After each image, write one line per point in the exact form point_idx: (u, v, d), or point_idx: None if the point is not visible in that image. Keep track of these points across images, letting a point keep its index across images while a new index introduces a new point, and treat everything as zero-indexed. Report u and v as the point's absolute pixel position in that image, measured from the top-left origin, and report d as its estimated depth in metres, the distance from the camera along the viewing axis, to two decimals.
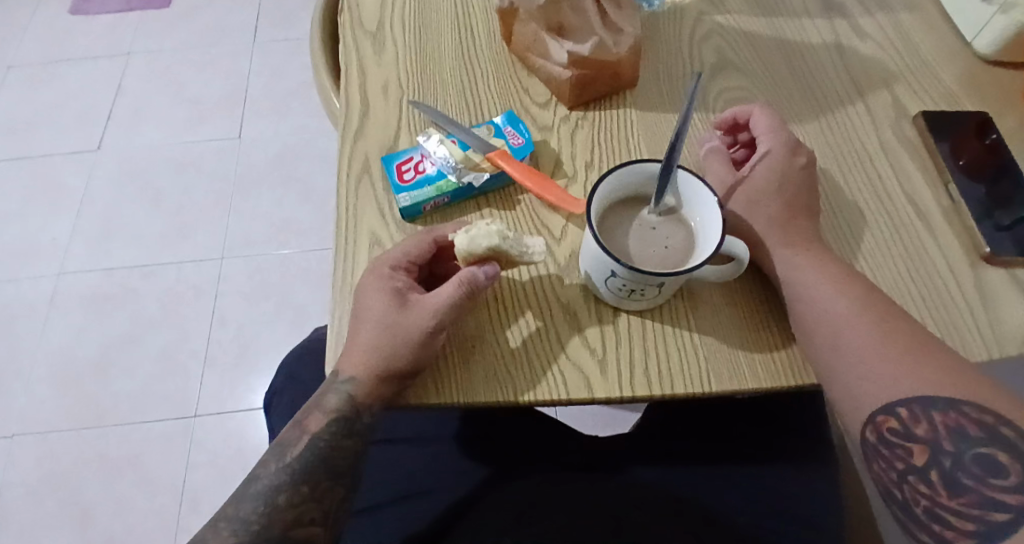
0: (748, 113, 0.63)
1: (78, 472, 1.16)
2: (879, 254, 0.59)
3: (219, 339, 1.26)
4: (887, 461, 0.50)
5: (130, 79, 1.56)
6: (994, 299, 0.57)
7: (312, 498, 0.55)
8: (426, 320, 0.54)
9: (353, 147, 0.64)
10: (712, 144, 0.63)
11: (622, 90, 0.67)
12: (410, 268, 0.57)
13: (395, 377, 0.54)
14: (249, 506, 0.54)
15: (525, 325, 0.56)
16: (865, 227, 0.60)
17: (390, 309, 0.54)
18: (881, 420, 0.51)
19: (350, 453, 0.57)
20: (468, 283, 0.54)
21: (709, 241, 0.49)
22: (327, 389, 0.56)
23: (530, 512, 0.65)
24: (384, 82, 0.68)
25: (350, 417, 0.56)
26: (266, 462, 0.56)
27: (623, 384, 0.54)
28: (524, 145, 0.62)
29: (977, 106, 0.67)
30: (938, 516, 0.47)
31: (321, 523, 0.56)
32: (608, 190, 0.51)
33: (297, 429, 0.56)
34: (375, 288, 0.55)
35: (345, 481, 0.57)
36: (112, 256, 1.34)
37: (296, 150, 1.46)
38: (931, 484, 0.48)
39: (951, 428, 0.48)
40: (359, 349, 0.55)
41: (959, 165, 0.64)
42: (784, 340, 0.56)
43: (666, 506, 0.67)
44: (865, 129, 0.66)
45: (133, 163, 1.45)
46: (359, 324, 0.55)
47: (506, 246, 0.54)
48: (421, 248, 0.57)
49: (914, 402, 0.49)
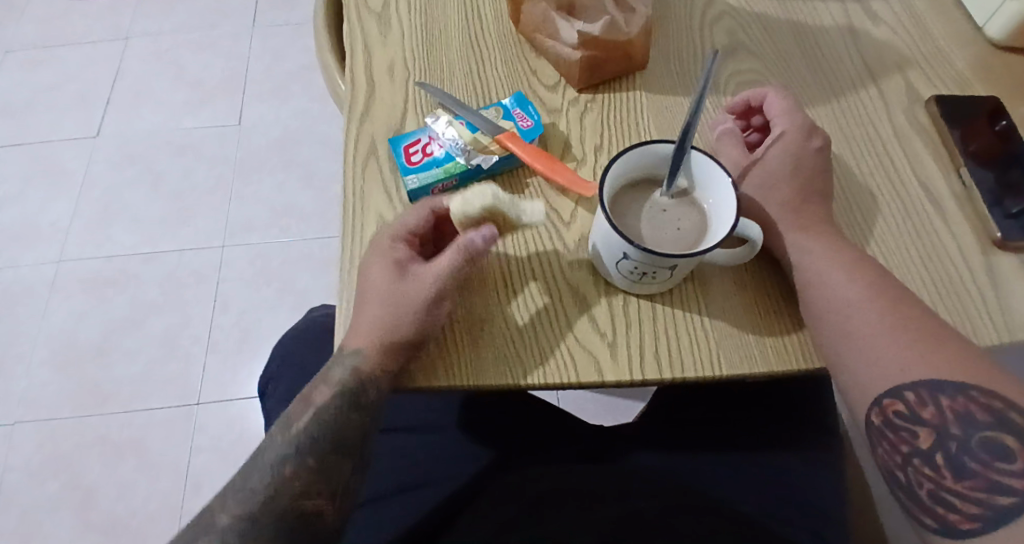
0: (761, 96, 0.63)
1: (80, 457, 1.16)
2: (891, 239, 0.59)
3: (221, 324, 1.26)
4: (892, 443, 0.50)
5: (129, 63, 1.55)
6: (1005, 286, 0.56)
7: (318, 471, 0.55)
8: (428, 291, 0.54)
9: (360, 129, 0.63)
10: (723, 128, 0.63)
11: (632, 72, 0.67)
12: (411, 240, 0.57)
13: (400, 347, 0.54)
14: (257, 477, 0.54)
15: (534, 302, 0.56)
16: (877, 212, 0.60)
17: (393, 282, 0.55)
18: (887, 403, 0.50)
19: (356, 427, 0.56)
20: (467, 249, 0.54)
21: (723, 223, 0.49)
22: (333, 364, 0.56)
23: (540, 500, 0.63)
24: (390, 63, 0.67)
25: (359, 389, 0.55)
26: (273, 435, 0.56)
27: (634, 368, 0.53)
28: (533, 127, 0.62)
29: (990, 92, 0.66)
30: (943, 500, 0.47)
31: (329, 497, 0.55)
32: (620, 172, 0.51)
33: (303, 403, 0.56)
34: (376, 262, 0.55)
35: (354, 456, 0.56)
36: (112, 241, 1.34)
37: (297, 134, 1.45)
38: (936, 467, 0.48)
39: (958, 412, 0.48)
40: (364, 324, 0.55)
41: (971, 151, 0.63)
42: (794, 325, 0.55)
43: (676, 491, 0.66)
44: (877, 113, 0.65)
45: (133, 147, 1.44)
46: (364, 300, 0.55)
47: (502, 205, 0.53)
48: (421, 219, 0.57)
49: (921, 387, 0.49)
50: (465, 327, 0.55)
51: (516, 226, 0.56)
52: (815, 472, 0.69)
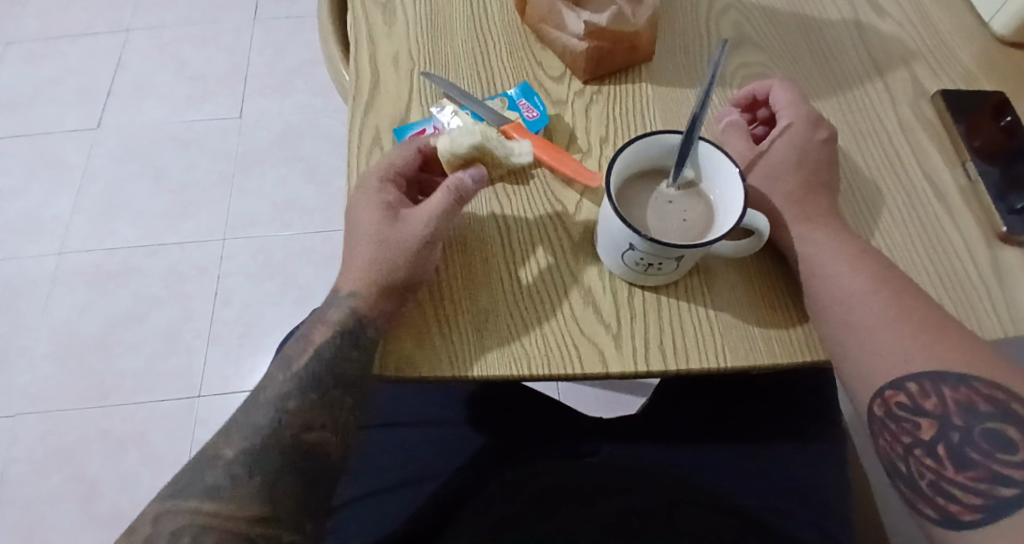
0: (767, 89, 0.63)
1: (82, 449, 1.16)
2: (896, 232, 0.59)
3: (222, 317, 1.26)
4: (893, 434, 0.50)
5: (130, 55, 1.54)
6: (1010, 280, 0.56)
7: (322, 405, 0.55)
8: (418, 230, 0.56)
9: (365, 119, 0.63)
10: (729, 119, 0.63)
11: (638, 64, 0.66)
12: (398, 181, 0.59)
13: (395, 290, 0.55)
14: (260, 413, 0.54)
15: (535, 262, 0.57)
16: (883, 205, 0.60)
17: (383, 223, 0.56)
18: (889, 394, 0.50)
19: (359, 365, 0.54)
20: (456, 189, 0.56)
21: (731, 214, 0.49)
22: (330, 304, 0.57)
23: (541, 504, 0.65)
24: (395, 54, 0.67)
25: (359, 330, 0.54)
26: (273, 374, 0.56)
27: (639, 358, 0.54)
28: (539, 118, 0.62)
29: (995, 86, 0.66)
30: (943, 491, 0.48)
31: (332, 430, 0.55)
32: (627, 163, 0.51)
33: (303, 342, 0.56)
34: (365, 203, 0.57)
35: (356, 392, 0.55)
36: (114, 233, 1.34)
37: (298, 128, 1.44)
38: (938, 458, 0.48)
39: (961, 403, 0.48)
40: (357, 265, 0.57)
41: (977, 144, 0.63)
42: (799, 317, 0.55)
43: (679, 495, 0.67)
44: (883, 106, 0.65)
45: (135, 140, 1.44)
46: (356, 243, 0.57)
47: (491, 143, 0.58)
48: (408, 159, 0.59)
49: (924, 377, 0.50)
50: (470, 314, 0.55)
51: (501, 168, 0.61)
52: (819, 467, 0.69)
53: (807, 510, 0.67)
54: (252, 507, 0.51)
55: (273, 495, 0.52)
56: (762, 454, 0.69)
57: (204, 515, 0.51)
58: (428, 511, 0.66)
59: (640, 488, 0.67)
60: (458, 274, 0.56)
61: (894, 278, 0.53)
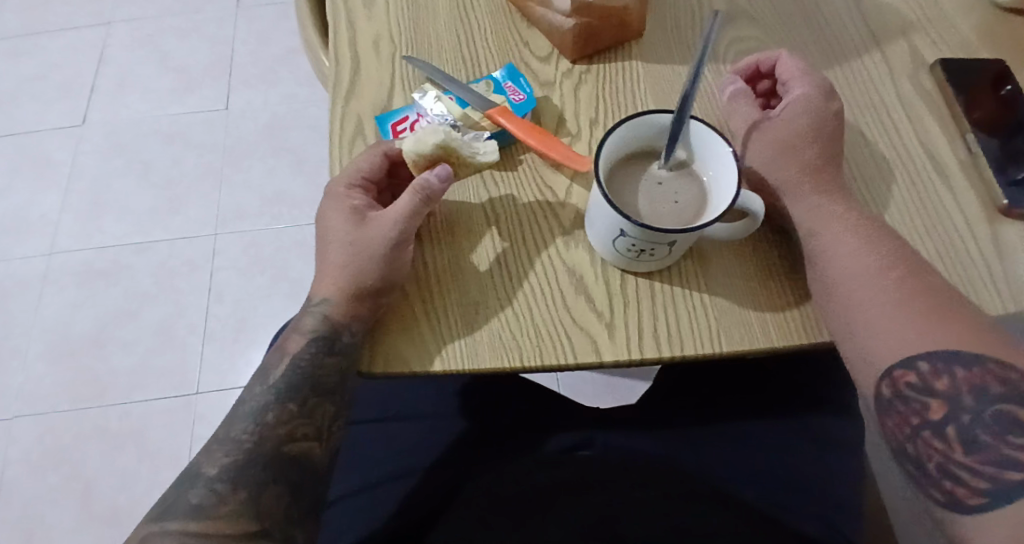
0: (772, 58, 0.61)
1: (79, 449, 1.15)
2: (900, 206, 0.57)
3: (215, 314, 1.24)
4: (901, 415, 0.48)
5: (113, 49, 1.51)
6: (1012, 256, 0.55)
7: (301, 414, 0.53)
8: (385, 230, 0.53)
9: (345, 107, 0.61)
10: (735, 88, 0.61)
11: (627, 42, 0.64)
12: (366, 185, 0.57)
13: (366, 294, 0.52)
14: (239, 427, 0.52)
15: (521, 256, 0.55)
16: (887, 179, 0.58)
17: (351, 227, 0.54)
18: (898, 373, 0.48)
19: (334, 371, 0.53)
20: (422, 190, 0.53)
21: (724, 195, 0.47)
22: (303, 313, 0.55)
23: (532, 496, 0.62)
24: (376, 37, 0.64)
25: (332, 335, 0.53)
26: (251, 386, 0.54)
27: (633, 346, 0.52)
28: (525, 101, 0.60)
29: (996, 56, 0.64)
30: (950, 473, 0.45)
31: (315, 438, 0.53)
32: (615, 145, 0.49)
33: (277, 352, 0.55)
34: (334, 209, 0.55)
35: (336, 398, 0.54)
36: (103, 230, 1.32)
37: (286, 119, 1.42)
38: (947, 439, 0.45)
39: (973, 385, 0.46)
40: (331, 271, 0.54)
41: (976, 117, 0.61)
42: (796, 300, 0.54)
43: (683, 489, 0.63)
44: (881, 79, 0.63)
45: (120, 135, 1.41)
46: (327, 249, 0.55)
47: (455, 142, 0.55)
48: (374, 163, 0.56)
49: (934, 356, 0.47)
50: (458, 307, 0.53)
51: (467, 171, 0.58)
52: (821, 453, 0.68)
53: (810, 498, 0.65)
54: (237, 523, 0.48)
55: (260, 509, 0.49)
56: (758, 432, 0.69)
57: (188, 537, 0.47)
58: (424, 502, 0.65)
59: (638, 483, 0.63)
60: (442, 267, 0.55)
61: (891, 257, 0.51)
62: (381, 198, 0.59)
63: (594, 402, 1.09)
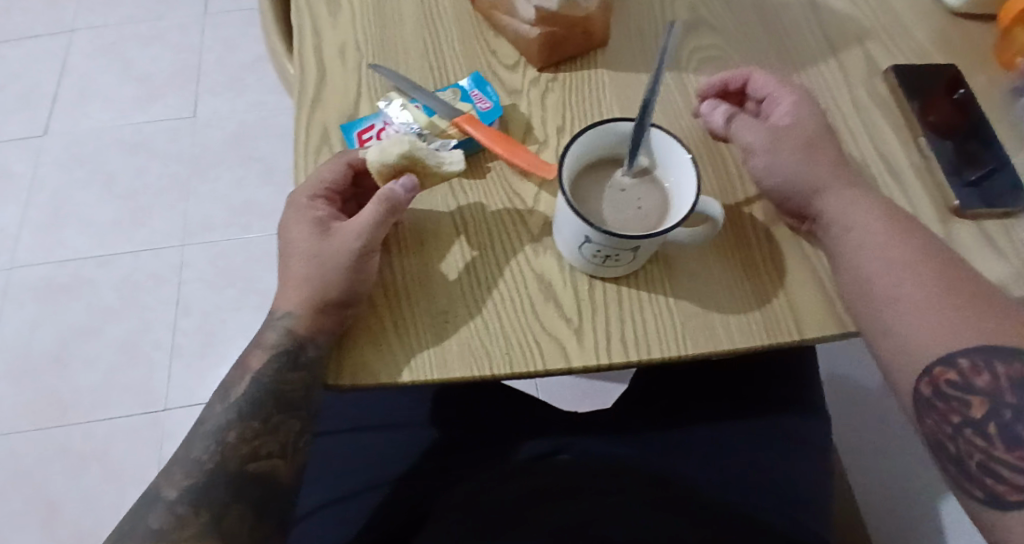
0: (734, 76, 0.61)
1: (43, 469, 1.12)
2: (909, 194, 0.59)
3: (183, 327, 1.22)
4: (942, 413, 0.48)
5: (75, 58, 1.48)
6: (965, 256, 0.57)
7: (265, 431, 0.52)
8: (349, 241, 0.53)
9: (311, 115, 0.61)
10: (722, 112, 0.59)
11: (593, 50, 0.65)
12: (331, 196, 0.56)
13: (331, 306, 0.52)
14: (200, 447, 0.51)
15: (489, 264, 0.56)
16: (887, 171, 0.60)
17: (315, 240, 0.54)
18: (937, 372, 0.48)
19: (299, 385, 0.52)
20: (387, 200, 0.53)
21: (685, 201, 0.48)
22: (266, 327, 0.54)
23: (518, 501, 0.63)
24: (341, 45, 0.64)
25: (295, 349, 0.52)
26: (212, 405, 0.53)
27: (601, 351, 0.53)
28: (492, 109, 0.60)
29: (949, 61, 0.66)
30: (992, 471, 0.45)
31: (281, 455, 0.52)
32: (579, 153, 0.50)
33: (240, 369, 0.54)
34: (297, 221, 0.55)
35: (301, 413, 0.53)
36: (65, 244, 1.29)
37: (254, 128, 1.41)
38: (987, 437, 0.45)
39: (1015, 380, 0.46)
40: (293, 284, 0.54)
41: (930, 121, 0.63)
42: (759, 301, 0.55)
43: (653, 496, 0.64)
44: (838, 85, 0.64)
45: (83, 146, 1.38)
46: (289, 262, 0.55)
47: (421, 151, 0.55)
48: (339, 173, 0.56)
49: (974, 353, 0.47)
50: (427, 316, 0.53)
51: (434, 181, 0.57)
52: (795, 455, 0.68)
53: (781, 501, 0.66)
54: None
55: (223, 530, 0.49)
56: (728, 432, 0.70)
57: None
58: (395, 516, 0.64)
59: (609, 490, 0.64)
60: (410, 277, 0.55)
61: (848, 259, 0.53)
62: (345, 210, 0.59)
63: (571, 407, 1.10)
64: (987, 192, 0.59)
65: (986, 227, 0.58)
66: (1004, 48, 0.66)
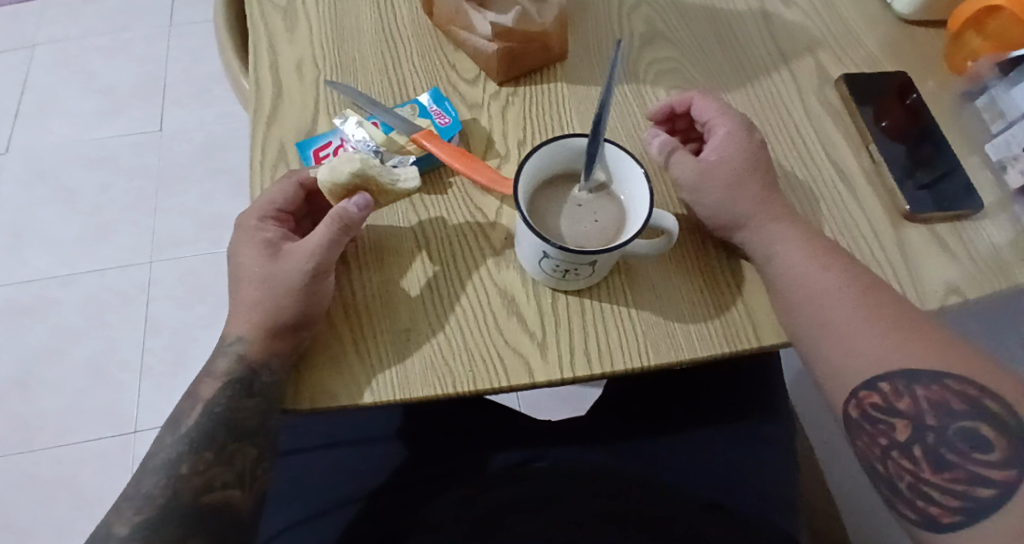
0: (682, 102, 0.61)
1: (11, 497, 1.10)
2: (839, 217, 0.60)
3: (152, 347, 1.20)
4: (871, 436, 0.50)
5: (36, 73, 1.46)
6: (915, 258, 0.58)
7: (219, 462, 0.51)
8: (300, 264, 0.53)
9: (268, 132, 0.61)
10: (661, 140, 0.58)
11: (552, 64, 0.66)
12: (279, 216, 0.56)
13: (286, 330, 0.52)
14: (151, 482, 0.50)
15: (452, 280, 0.56)
16: (829, 184, 0.62)
17: (265, 261, 0.54)
18: (864, 395, 0.50)
19: (254, 411, 0.52)
20: (341, 218, 0.52)
21: (639, 214, 0.49)
22: (217, 354, 0.54)
23: (485, 514, 0.63)
24: (298, 61, 0.64)
25: (249, 376, 0.52)
26: (161, 438, 0.53)
27: (564, 365, 0.53)
28: (451, 124, 0.61)
29: (898, 68, 0.68)
30: (923, 493, 0.48)
31: (237, 485, 0.52)
32: (535, 170, 0.50)
33: (190, 400, 0.53)
34: (245, 244, 0.55)
35: (258, 441, 0.53)
36: (28, 265, 1.26)
37: (221, 141, 1.39)
38: (915, 459, 0.48)
39: (934, 403, 0.48)
40: (243, 309, 0.54)
41: (883, 127, 0.64)
42: (718, 309, 0.56)
43: (616, 503, 0.64)
44: (791, 95, 0.66)
45: (44, 164, 1.36)
46: (240, 286, 0.54)
47: (373, 169, 0.54)
48: (287, 193, 0.56)
49: (896, 377, 0.50)
50: (390, 335, 0.54)
51: (387, 198, 0.57)
52: (764, 457, 0.69)
53: (754, 503, 0.67)
54: None
55: None
56: (698, 436, 0.71)
57: None
58: (370, 533, 0.63)
59: (567, 495, 0.64)
60: (371, 296, 0.55)
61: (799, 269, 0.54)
62: (297, 227, 0.59)
63: (551, 414, 1.10)
64: (940, 195, 0.61)
65: (936, 230, 0.60)
66: (954, 52, 0.67)
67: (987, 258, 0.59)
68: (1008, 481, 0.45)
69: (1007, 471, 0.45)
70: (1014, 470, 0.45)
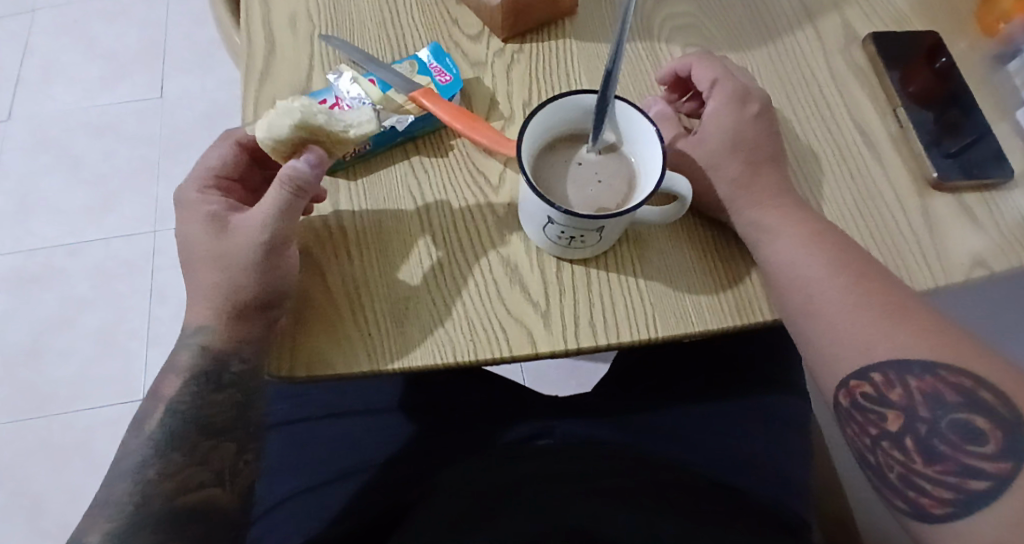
0: (687, 67, 0.57)
1: (22, 463, 1.10)
2: (838, 191, 0.57)
3: (159, 315, 1.19)
4: (860, 426, 0.47)
5: (38, 38, 1.42)
6: (941, 229, 0.55)
7: (192, 462, 0.50)
8: (254, 235, 0.50)
9: (260, 90, 0.58)
10: (658, 109, 0.58)
11: (561, 19, 0.62)
12: (223, 183, 0.55)
13: (252, 311, 0.50)
14: (120, 488, 0.49)
15: (444, 248, 0.53)
16: (850, 150, 0.58)
17: (216, 238, 0.51)
18: (853, 384, 0.47)
19: (227, 405, 0.52)
20: (291, 179, 0.49)
21: (650, 177, 0.46)
22: (178, 348, 0.52)
23: (506, 488, 0.57)
24: (293, 15, 0.61)
25: (216, 369, 0.51)
26: (127, 442, 0.51)
27: (568, 336, 0.51)
28: (452, 82, 0.57)
29: (929, 27, 0.64)
30: (914, 484, 0.45)
31: (215, 483, 0.51)
32: (541, 130, 0.48)
33: (153, 399, 0.52)
34: (190, 219, 0.52)
35: (233, 435, 0.52)
36: (33, 233, 1.25)
37: (223, 106, 1.36)
38: (905, 450, 0.45)
39: (926, 393, 0.45)
40: (217, 285, 0.51)
41: (910, 92, 0.60)
42: (729, 281, 0.53)
43: (632, 480, 0.59)
44: (814, 55, 0.62)
45: (48, 131, 1.34)
46: (194, 266, 0.52)
47: (316, 119, 0.51)
48: (227, 157, 0.55)
49: (888, 367, 0.46)
50: (388, 302, 0.51)
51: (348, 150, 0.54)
52: (776, 433, 0.67)
53: (769, 480, 0.64)
54: None
55: None
56: (707, 411, 0.69)
57: None
58: (382, 499, 0.62)
59: (583, 474, 0.58)
60: (367, 265, 0.53)
61: (814, 241, 0.51)
62: (250, 195, 0.57)
63: (557, 388, 1.08)
64: (969, 163, 0.57)
65: (963, 200, 0.56)
66: (987, 13, 0.63)
67: (1015, 230, 0.56)
68: (1004, 474, 0.42)
69: (1002, 464, 0.43)
70: (1010, 462, 0.42)
